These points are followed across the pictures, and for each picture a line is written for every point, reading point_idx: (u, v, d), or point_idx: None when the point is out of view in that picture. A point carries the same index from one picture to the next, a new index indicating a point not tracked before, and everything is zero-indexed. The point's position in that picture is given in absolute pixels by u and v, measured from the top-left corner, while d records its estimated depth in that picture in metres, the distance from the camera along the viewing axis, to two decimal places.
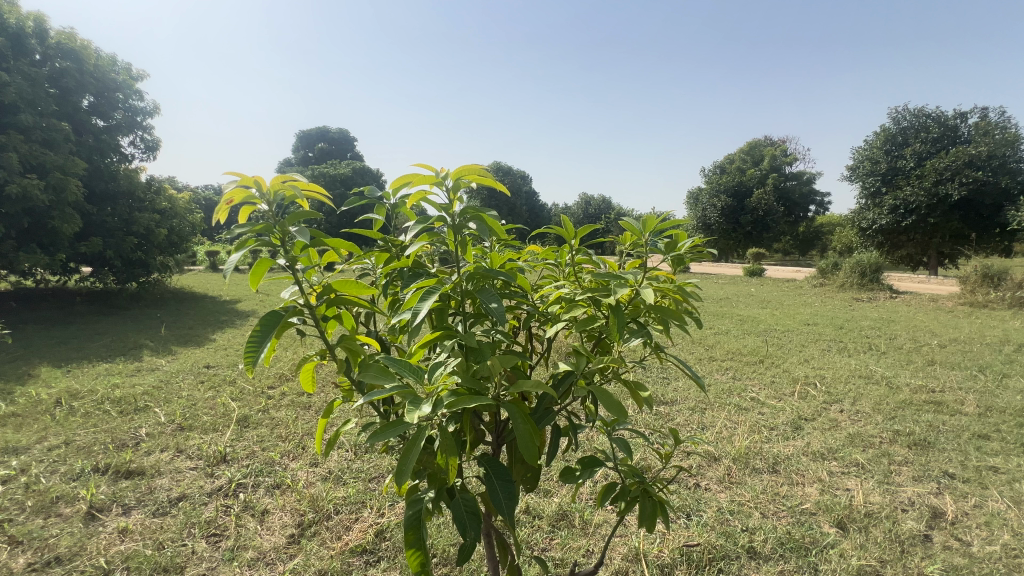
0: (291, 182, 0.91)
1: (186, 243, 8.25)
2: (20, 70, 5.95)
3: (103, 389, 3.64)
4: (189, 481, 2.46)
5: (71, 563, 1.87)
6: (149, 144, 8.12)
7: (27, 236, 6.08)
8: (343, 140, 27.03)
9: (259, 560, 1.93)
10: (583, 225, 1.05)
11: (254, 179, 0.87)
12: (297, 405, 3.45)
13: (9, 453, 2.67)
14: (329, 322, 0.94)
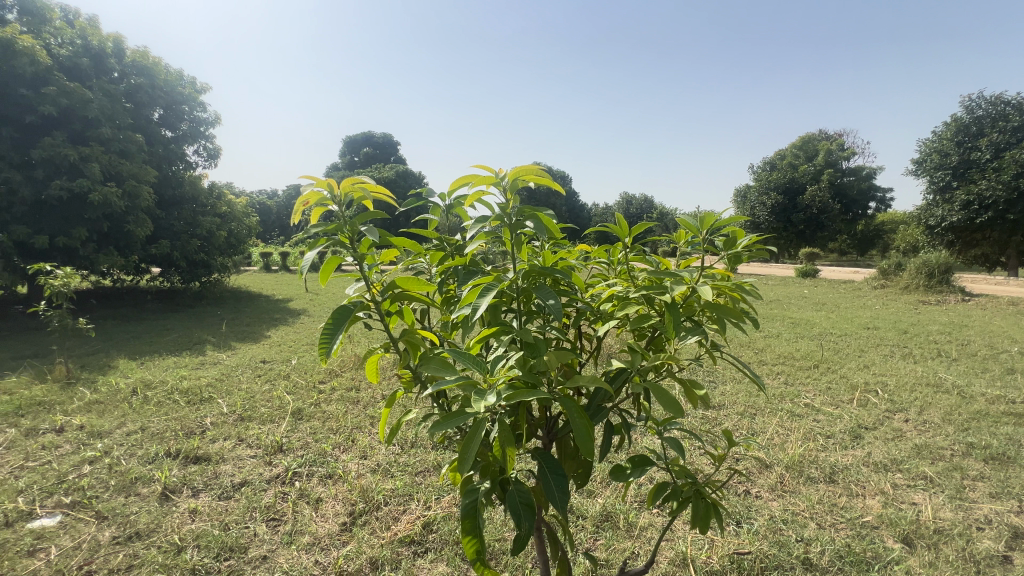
0: (359, 185, 0.97)
1: (244, 244, 8.75)
2: (101, 86, 6.50)
3: (172, 381, 3.93)
4: (250, 468, 2.62)
5: (150, 538, 2.04)
6: (211, 152, 8.68)
7: (106, 239, 6.62)
8: (388, 145, 27.86)
9: (315, 545, 2.03)
10: (635, 222, 1.05)
11: (327, 181, 0.93)
12: (347, 400, 3.60)
13: (94, 436, 2.93)
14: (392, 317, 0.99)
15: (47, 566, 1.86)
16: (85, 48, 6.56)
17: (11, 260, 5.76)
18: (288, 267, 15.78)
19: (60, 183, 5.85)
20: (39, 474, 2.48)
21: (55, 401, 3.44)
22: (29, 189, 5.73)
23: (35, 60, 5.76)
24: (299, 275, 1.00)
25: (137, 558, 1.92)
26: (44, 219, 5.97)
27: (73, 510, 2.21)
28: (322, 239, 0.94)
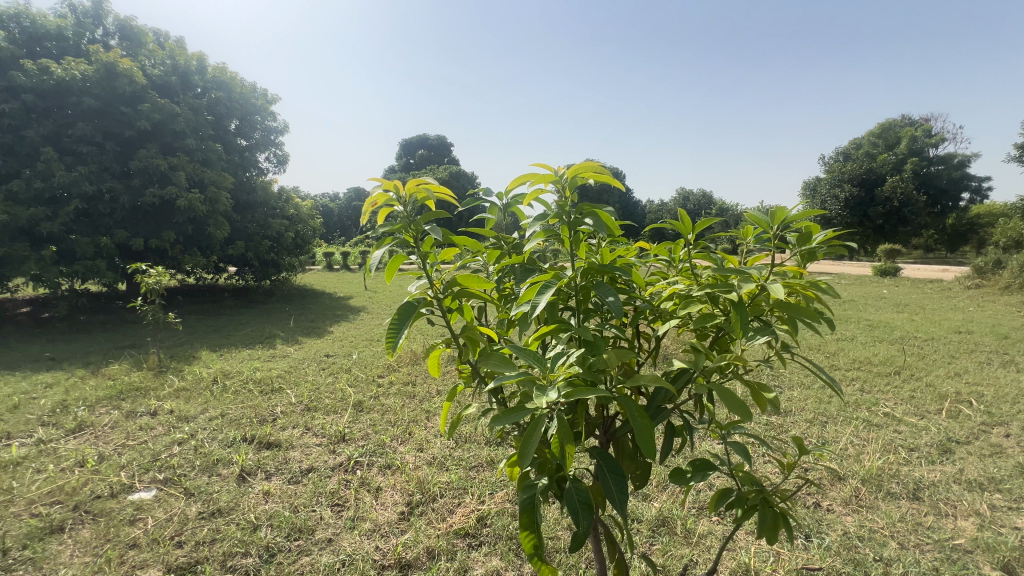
0: (423, 186, 1.01)
1: (310, 245, 9.27)
2: (186, 101, 7.13)
3: (247, 372, 4.24)
4: (316, 455, 2.78)
5: (229, 516, 2.21)
6: (280, 158, 9.26)
7: (190, 241, 7.24)
8: (442, 147, 28.57)
9: (375, 532, 2.12)
10: (700, 218, 1.02)
11: (393, 184, 0.97)
12: (404, 394, 3.73)
13: (181, 420, 3.23)
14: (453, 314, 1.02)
15: (145, 534, 2.07)
16: (173, 67, 7.23)
17: (113, 260, 6.31)
18: (348, 266, 16.57)
19: (153, 191, 6.46)
20: (137, 452, 2.77)
21: (149, 387, 3.82)
22: (128, 197, 6.38)
23: (132, 80, 6.44)
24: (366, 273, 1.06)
25: (219, 532, 2.09)
26: (139, 223, 6.62)
27: (165, 486, 2.45)
28: (389, 238, 0.98)
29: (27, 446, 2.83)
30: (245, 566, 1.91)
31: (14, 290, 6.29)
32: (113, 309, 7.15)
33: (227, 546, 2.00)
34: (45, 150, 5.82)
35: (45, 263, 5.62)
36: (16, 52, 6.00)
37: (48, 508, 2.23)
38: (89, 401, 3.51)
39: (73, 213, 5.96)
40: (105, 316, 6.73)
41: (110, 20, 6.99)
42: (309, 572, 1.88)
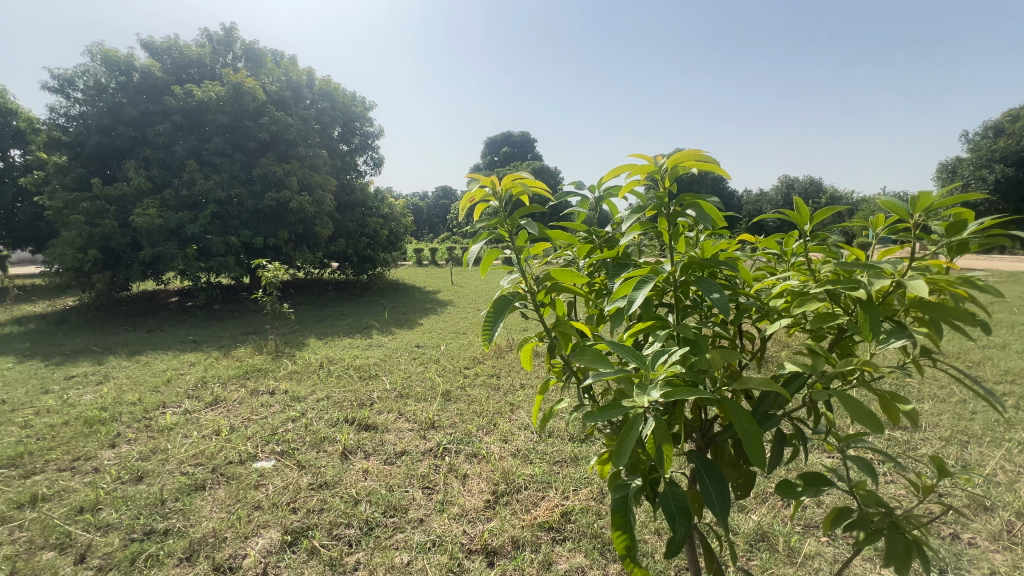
0: (518, 180, 1.02)
1: (402, 241, 9.83)
2: (298, 113, 7.90)
3: (348, 358, 4.62)
4: (409, 439, 2.96)
5: (334, 489, 2.43)
6: (377, 161, 9.92)
7: (301, 239, 8.03)
8: (526, 143, 28.88)
9: (463, 517, 2.20)
10: (819, 208, 0.93)
11: (489, 181, 1.00)
12: (489, 386, 3.84)
13: (294, 400, 3.61)
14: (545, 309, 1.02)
15: (267, 498, 2.34)
16: (287, 83, 8.04)
17: (240, 257, 7.18)
18: (436, 261, 17.37)
19: (271, 195, 7.26)
20: (260, 425, 3.15)
21: (268, 369, 4.31)
22: (251, 201, 7.22)
23: (255, 97, 7.27)
24: (463, 267, 1.10)
25: (326, 503, 2.30)
26: (260, 224, 7.47)
27: (282, 457, 2.75)
28: (485, 234, 1.02)
29: (177, 414, 3.33)
30: (348, 536, 2.09)
31: (166, 282, 7.42)
32: (240, 299, 8.17)
33: (332, 517, 2.19)
34: (189, 162, 6.79)
35: (189, 259, 6.55)
36: (168, 80, 7.07)
37: (192, 468, 2.61)
38: (222, 379, 4.04)
39: (209, 216, 6.89)
40: (234, 306, 7.70)
41: (238, 45, 7.95)
42: (403, 548, 2.01)
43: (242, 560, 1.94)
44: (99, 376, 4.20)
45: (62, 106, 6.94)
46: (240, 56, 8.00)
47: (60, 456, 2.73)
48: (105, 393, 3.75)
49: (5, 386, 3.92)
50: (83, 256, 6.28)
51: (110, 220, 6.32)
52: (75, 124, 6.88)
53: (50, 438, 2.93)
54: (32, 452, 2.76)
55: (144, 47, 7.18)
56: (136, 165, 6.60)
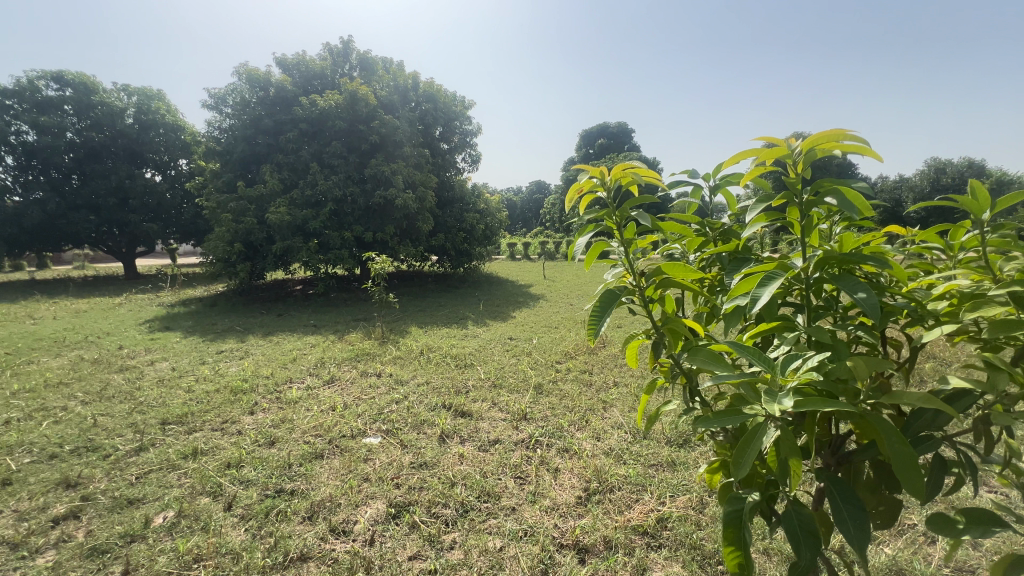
0: (629, 170, 0.99)
1: (497, 235, 10.08)
2: (404, 115, 8.41)
3: (446, 347, 4.87)
4: (502, 428, 3.03)
5: (432, 469, 2.57)
6: (474, 158, 10.25)
7: (405, 234, 8.58)
8: (623, 134, 27.99)
9: (554, 510, 2.21)
10: (1004, 193, 0.77)
11: (599, 171, 0.99)
12: (581, 381, 3.80)
13: (398, 383, 3.89)
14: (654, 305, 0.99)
15: (374, 471, 2.55)
16: (395, 88, 8.60)
17: (353, 250, 7.88)
18: (529, 255, 17.59)
19: (380, 193, 7.84)
20: (369, 404, 3.44)
21: (376, 353, 4.68)
22: (363, 199, 7.87)
23: (367, 102, 7.89)
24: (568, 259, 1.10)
25: (425, 482, 2.44)
26: (370, 220, 8.12)
27: (387, 435, 2.98)
28: (592, 226, 1.01)
29: (301, 389, 3.76)
30: (445, 515, 2.19)
31: (293, 273, 8.39)
32: (352, 289, 8.97)
33: (431, 495, 2.32)
34: (312, 165, 7.58)
35: (311, 252, 7.34)
36: (296, 92, 7.95)
37: (313, 438, 2.93)
38: (337, 361, 4.48)
39: (329, 213, 7.64)
40: (347, 294, 8.49)
41: (354, 56, 8.67)
42: (496, 533, 2.06)
43: (353, 525, 2.13)
44: (241, 352, 4.88)
45: (216, 120, 8.15)
46: (355, 66, 8.72)
47: (213, 418, 3.22)
48: (245, 366, 4.35)
49: (174, 356, 4.72)
50: (231, 248, 7.33)
51: (251, 218, 7.30)
52: (226, 136, 8.04)
53: (206, 402, 3.47)
54: (193, 413, 3.29)
55: (278, 64, 8.14)
56: (271, 169, 7.53)
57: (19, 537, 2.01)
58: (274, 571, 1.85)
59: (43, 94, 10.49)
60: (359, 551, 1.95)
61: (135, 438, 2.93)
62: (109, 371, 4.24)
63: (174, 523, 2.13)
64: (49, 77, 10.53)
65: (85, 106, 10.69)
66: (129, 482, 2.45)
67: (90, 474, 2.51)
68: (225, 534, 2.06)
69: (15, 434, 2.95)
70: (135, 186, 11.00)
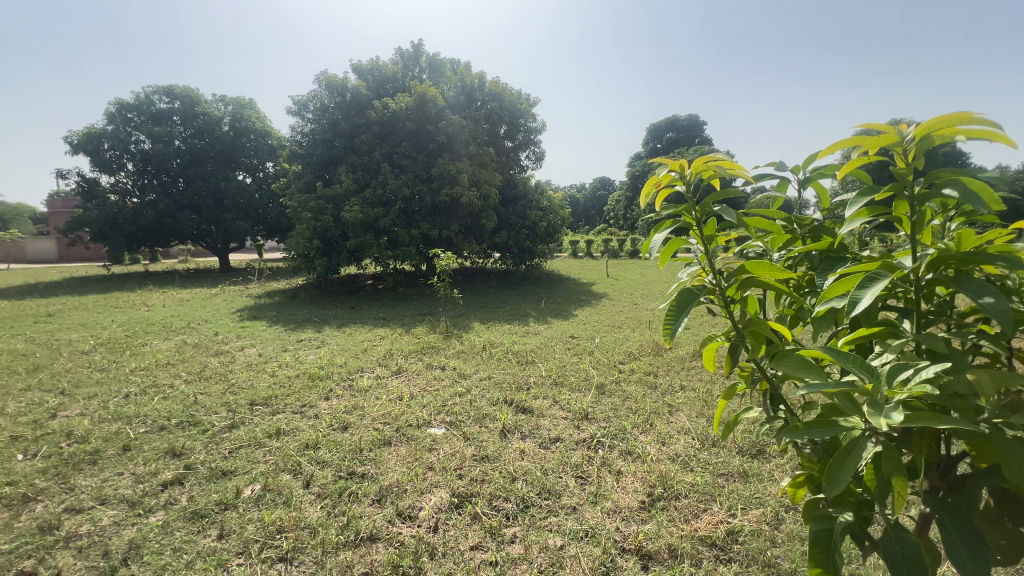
0: (711, 163, 0.96)
1: (560, 233, 10.02)
2: (470, 115, 8.58)
3: (508, 343, 4.92)
4: (563, 427, 3.02)
5: (494, 463, 2.61)
6: (538, 155, 10.25)
7: (470, 231, 8.76)
8: (693, 127, 26.75)
9: (617, 513, 2.16)
10: None
11: (679, 164, 0.97)
12: (645, 384, 3.69)
13: (461, 377, 3.99)
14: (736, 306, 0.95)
15: (437, 461, 2.64)
16: (462, 88, 8.79)
17: (420, 247, 8.17)
18: (591, 253, 17.33)
19: (446, 191, 8.06)
20: (433, 396, 3.56)
21: (440, 347, 4.83)
22: (430, 197, 8.13)
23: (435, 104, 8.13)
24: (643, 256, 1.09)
25: (486, 475, 2.49)
26: (436, 218, 8.38)
27: (451, 427, 3.06)
28: (669, 222, 0.99)
29: (371, 379, 3.97)
30: (506, 509, 2.22)
31: (365, 268, 8.85)
32: (418, 284, 9.31)
33: (492, 488, 2.36)
34: (384, 165, 7.95)
35: (382, 248, 7.69)
36: (370, 96, 8.37)
37: (382, 425, 3.08)
38: (404, 353, 4.67)
39: (398, 211, 7.98)
40: (413, 289, 8.82)
41: (423, 59, 8.98)
42: (557, 531, 2.06)
43: (418, 511, 2.22)
44: (318, 342, 5.23)
45: (299, 125, 8.78)
46: (425, 69, 9.03)
47: (293, 401, 3.48)
48: (321, 355, 4.65)
49: (260, 343, 5.14)
50: (310, 245, 7.87)
51: (328, 216, 7.79)
52: (307, 139, 8.64)
53: (287, 387, 3.76)
54: (276, 396, 3.57)
55: (354, 70, 8.61)
56: (346, 170, 7.99)
57: (135, 496, 2.28)
58: (347, 548, 1.97)
59: (157, 107, 11.85)
60: (423, 537, 2.02)
61: (228, 416, 3.23)
62: (207, 355, 4.71)
63: (260, 495, 2.33)
64: (161, 92, 11.87)
65: (191, 116, 12.05)
66: (223, 456, 2.71)
67: (191, 446, 2.80)
68: (304, 509, 2.22)
69: (132, 407, 3.36)
70: (230, 187, 12.13)
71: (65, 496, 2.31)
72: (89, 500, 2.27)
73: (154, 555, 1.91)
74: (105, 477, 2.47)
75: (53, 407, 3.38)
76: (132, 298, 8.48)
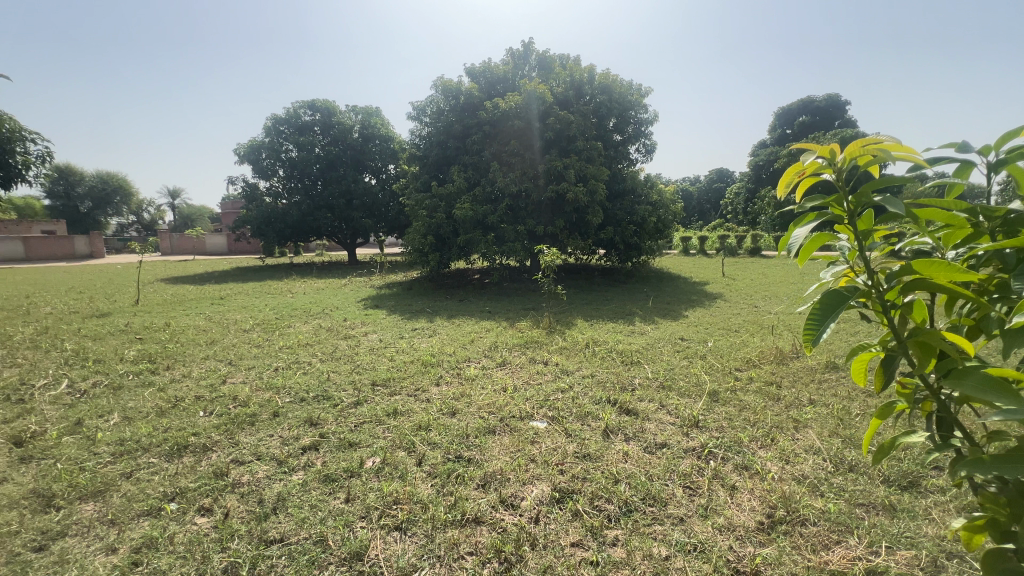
0: (871, 147, 0.86)
1: (670, 229, 9.52)
2: (578, 109, 8.49)
3: (612, 342, 4.81)
4: (670, 433, 2.87)
5: (596, 462, 2.58)
6: (648, 147, 9.83)
7: (575, 228, 8.65)
8: (833, 107, 23.59)
9: (730, 530, 2.01)
10: None
11: (830, 150, 0.89)
12: (766, 394, 3.36)
13: (564, 372, 4.00)
14: (898, 313, 0.85)
15: (539, 454, 2.67)
16: (571, 83, 8.75)
17: (525, 244, 8.32)
18: (704, 251, 16.20)
19: (553, 187, 8.08)
20: (536, 390, 3.62)
21: (543, 342, 4.88)
22: (537, 193, 8.22)
23: (544, 100, 8.18)
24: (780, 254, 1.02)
25: (588, 473, 2.46)
26: (542, 214, 8.45)
27: (553, 422, 3.09)
28: (814, 215, 0.92)
29: (477, 369, 4.16)
30: (608, 510, 2.18)
31: (473, 263, 9.26)
32: (522, 280, 9.50)
33: (594, 488, 2.33)
34: (492, 164, 8.22)
35: (489, 244, 7.95)
36: (481, 98, 8.73)
37: (487, 414, 3.21)
38: (508, 346, 4.81)
39: (505, 208, 8.21)
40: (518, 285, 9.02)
41: (533, 57, 9.11)
42: (662, 541, 1.97)
43: (521, 501, 2.27)
44: (430, 331, 5.60)
45: (417, 129, 9.47)
46: (534, 67, 9.16)
47: (408, 384, 3.78)
48: (433, 344, 4.97)
49: (381, 330, 5.66)
50: (425, 240, 8.45)
51: (441, 213, 8.29)
52: (424, 142, 9.30)
53: (403, 371, 4.09)
54: (394, 378, 3.91)
55: (467, 73, 9.03)
56: (459, 170, 8.43)
57: (282, 456, 2.66)
58: (454, 527, 2.09)
59: (302, 119, 13.60)
60: (524, 527, 2.07)
61: (355, 393, 3.62)
62: (338, 338, 5.31)
63: (380, 467, 2.56)
64: (306, 106, 13.59)
65: (328, 126, 13.65)
66: (350, 428, 3.03)
67: (325, 417, 3.19)
68: (417, 485, 2.40)
69: (280, 380, 3.92)
70: (358, 188, 13.51)
71: (231, 449, 2.78)
72: (249, 454, 2.70)
73: (296, 508, 2.20)
74: (261, 437, 2.93)
75: (225, 374, 4.07)
76: (281, 285, 9.87)
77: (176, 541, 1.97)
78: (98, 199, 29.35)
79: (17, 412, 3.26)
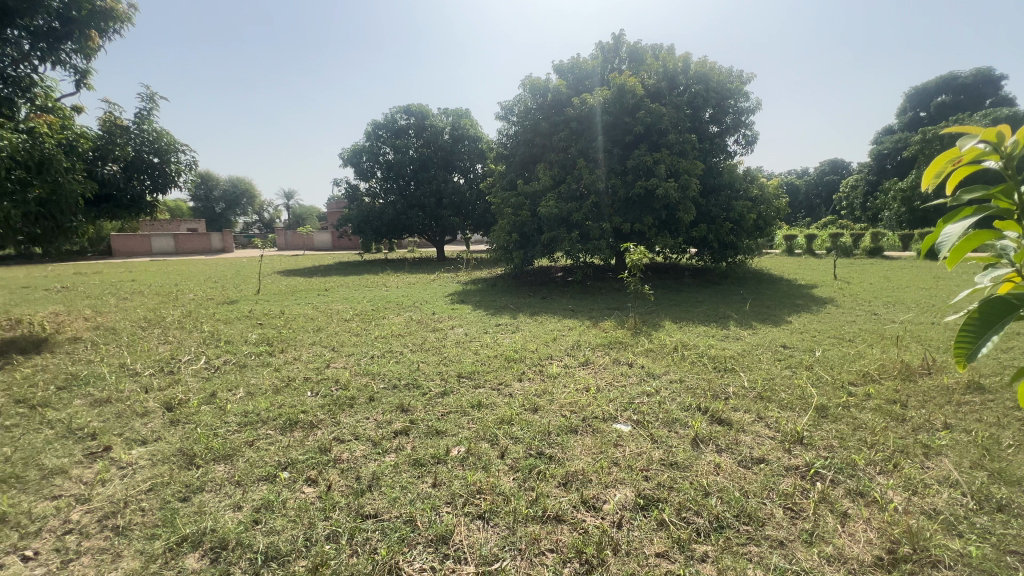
0: None
1: (771, 226, 8.76)
2: (671, 101, 8.09)
3: (703, 346, 4.55)
4: (769, 448, 2.65)
5: (685, 472, 2.45)
6: (749, 139, 9.11)
7: (664, 225, 8.24)
8: (983, 84, 20.16)
9: (840, 562, 1.81)
10: None
11: (998, 134, 0.78)
12: (887, 414, 2.97)
13: (650, 376, 3.85)
14: None
15: (623, 458, 2.60)
16: (663, 74, 8.36)
17: (611, 241, 8.13)
18: (812, 251, 14.70)
19: (641, 183, 7.79)
20: (620, 391, 3.53)
21: (628, 343, 4.75)
22: (624, 190, 7.98)
23: (635, 93, 7.91)
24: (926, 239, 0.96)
25: (675, 483, 2.35)
26: (630, 211, 8.20)
27: (638, 426, 2.99)
28: (972, 209, 0.85)
29: (559, 366, 4.15)
30: (697, 524, 2.06)
31: (557, 261, 9.25)
32: (607, 278, 9.30)
33: (681, 499, 2.22)
34: (579, 161, 8.13)
35: (573, 242, 7.88)
36: (569, 94, 8.66)
37: (569, 413, 3.19)
38: (592, 346, 4.74)
39: (590, 206, 8.07)
40: (602, 284, 8.85)
41: (624, 49, 8.84)
42: (758, 563, 1.83)
43: (603, 504, 2.23)
44: (513, 327, 5.69)
45: (505, 129, 9.66)
46: (625, 59, 8.88)
47: (492, 378, 3.88)
48: (516, 340, 5.05)
49: (466, 324, 5.86)
50: (510, 238, 8.61)
51: (526, 211, 8.38)
52: (512, 141, 9.46)
53: (488, 365, 4.20)
54: (479, 371, 4.03)
55: (556, 70, 9.01)
56: (545, 167, 8.45)
57: (377, 438, 2.87)
58: (535, 522, 2.10)
59: (398, 123, 14.47)
60: (607, 530, 2.03)
61: (442, 383, 3.79)
62: (427, 330, 5.59)
63: (465, 457, 2.66)
64: (402, 111, 14.44)
65: (421, 128, 14.39)
66: (437, 417, 3.18)
67: (415, 404, 3.37)
68: (500, 477, 2.45)
69: (375, 367, 4.22)
70: (448, 188, 14.07)
71: (333, 427, 3.04)
72: (348, 434, 2.94)
73: (388, 488, 2.36)
74: (359, 418, 3.17)
75: (329, 359, 4.48)
76: (377, 279, 10.62)
77: (289, 506, 2.21)
78: (230, 201, 33.61)
79: (168, 382, 3.86)
